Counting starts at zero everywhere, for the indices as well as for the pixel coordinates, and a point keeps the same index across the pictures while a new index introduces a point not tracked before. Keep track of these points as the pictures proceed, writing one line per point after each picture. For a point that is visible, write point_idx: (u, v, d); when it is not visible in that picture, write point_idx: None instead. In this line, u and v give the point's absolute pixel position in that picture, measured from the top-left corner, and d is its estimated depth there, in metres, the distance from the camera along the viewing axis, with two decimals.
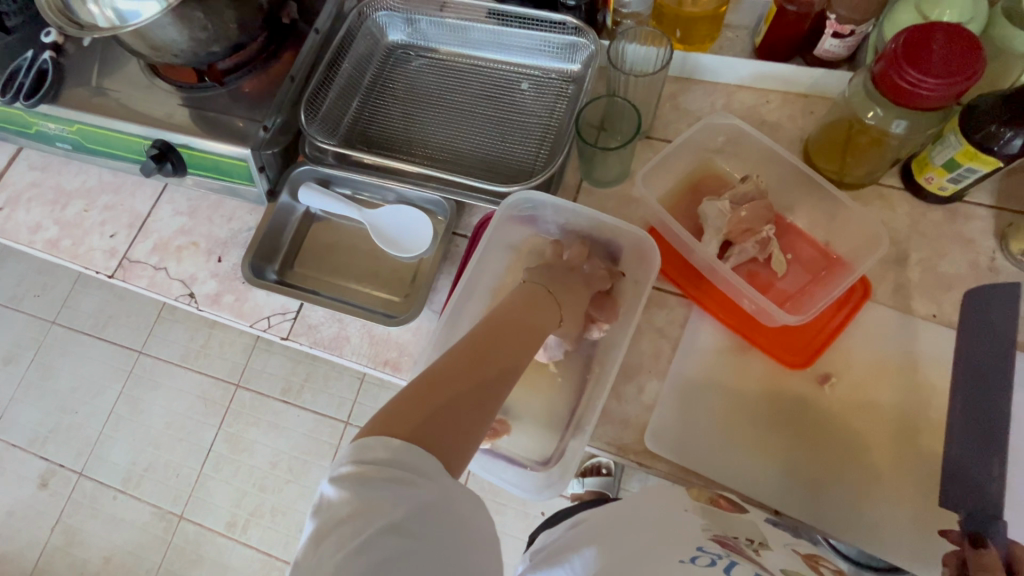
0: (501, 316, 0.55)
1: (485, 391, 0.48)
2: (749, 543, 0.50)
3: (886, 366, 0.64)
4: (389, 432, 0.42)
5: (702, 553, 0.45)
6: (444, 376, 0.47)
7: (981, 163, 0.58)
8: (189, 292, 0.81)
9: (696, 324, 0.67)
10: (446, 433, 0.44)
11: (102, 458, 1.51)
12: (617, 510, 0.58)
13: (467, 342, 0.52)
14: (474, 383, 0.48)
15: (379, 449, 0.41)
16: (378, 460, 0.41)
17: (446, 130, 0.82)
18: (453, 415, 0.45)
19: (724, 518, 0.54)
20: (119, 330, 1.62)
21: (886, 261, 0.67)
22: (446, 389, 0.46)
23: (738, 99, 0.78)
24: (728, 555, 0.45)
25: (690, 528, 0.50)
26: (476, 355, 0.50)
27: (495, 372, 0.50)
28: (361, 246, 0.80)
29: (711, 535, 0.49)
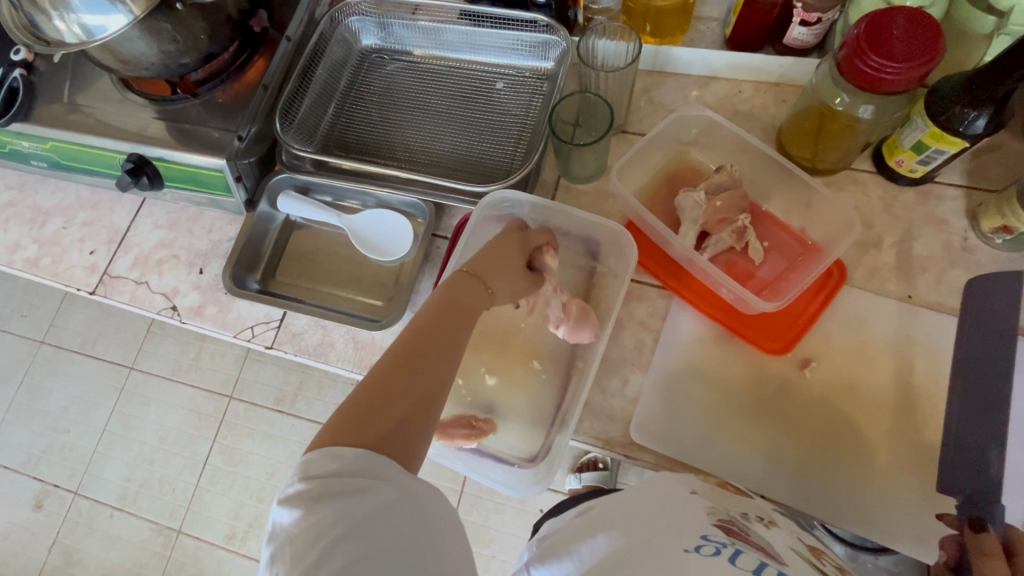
0: (439, 301, 0.54)
1: (429, 382, 0.49)
2: (756, 520, 0.52)
3: (864, 349, 0.64)
4: (338, 443, 0.43)
5: (709, 541, 0.46)
6: (386, 375, 0.48)
7: (948, 144, 0.59)
8: (171, 305, 0.81)
9: (677, 315, 0.68)
10: (394, 430, 0.46)
11: (97, 476, 1.50)
12: (620, 496, 0.58)
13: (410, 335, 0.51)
14: (421, 377, 0.49)
15: (328, 463, 0.42)
16: (324, 475, 0.42)
17: (422, 132, 0.83)
18: (402, 414, 0.47)
19: (729, 501, 0.55)
20: (109, 347, 1.61)
21: (861, 245, 0.68)
22: (393, 390, 0.47)
23: (711, 90, 0.78)
24: (733, 543, 0.45)
25: (696, 514, 0.50)
26: (418, 351, 0.50)
27: (440, 361, 0.51)
28: (343, 252, 0.80)
29: (716, 521, 0.49)
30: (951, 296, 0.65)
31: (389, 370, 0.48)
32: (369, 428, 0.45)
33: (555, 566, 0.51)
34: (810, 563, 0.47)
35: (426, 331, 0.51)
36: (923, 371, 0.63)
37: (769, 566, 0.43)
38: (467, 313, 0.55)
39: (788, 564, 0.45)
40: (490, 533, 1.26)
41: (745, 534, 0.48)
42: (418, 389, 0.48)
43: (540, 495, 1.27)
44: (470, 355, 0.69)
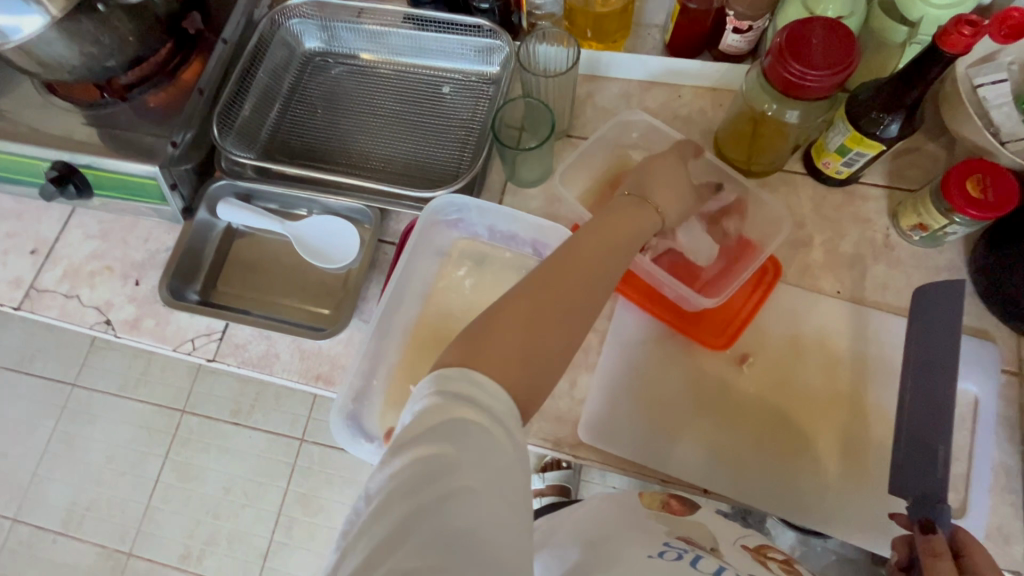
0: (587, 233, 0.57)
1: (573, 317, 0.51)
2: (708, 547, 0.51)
3: (798, 344, 0.67)
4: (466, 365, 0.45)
5: (669, 548, 0.49)
6: (537, 296, 0.49)
7: (867, 147, 0.63)
8: (105, 318, 0.77)
9: (623, 315, 0.69)
10: (540, 362, 0.47)
11: (38, 500, 1.41)
12: (580, 508, 0.60)
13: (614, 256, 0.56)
14: (561, 317, 0.49)
15: (457, 380, 0.43)
16: (459, 393, 0.43)
17: (368, 137, 0.81)
18: (534, 356, 0.47)
19: (675, 522, 0.55)
20: (48, 363, 1.52)
21: (794, 244, 0.71)
22: (543, 329, 0.48)
23: (652, 95, 0.80)
24: (692, 549, 0.49)
25: (654, 532, 0.52)
26: (570, 282, 0.52)
27: (577, 303, 0.51)
28: (287, 260, 0.78)
29: (676, 534, 0.52)
30: (875, 291, 0.69)
31: (556, 295, 0.50)
32: (520, 352, 0.46)
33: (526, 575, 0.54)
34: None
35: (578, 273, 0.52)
36: (851, 364, 0.66)
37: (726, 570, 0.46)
38: (610, 263, 0.55)
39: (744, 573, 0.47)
40: None
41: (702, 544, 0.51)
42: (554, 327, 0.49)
43: None
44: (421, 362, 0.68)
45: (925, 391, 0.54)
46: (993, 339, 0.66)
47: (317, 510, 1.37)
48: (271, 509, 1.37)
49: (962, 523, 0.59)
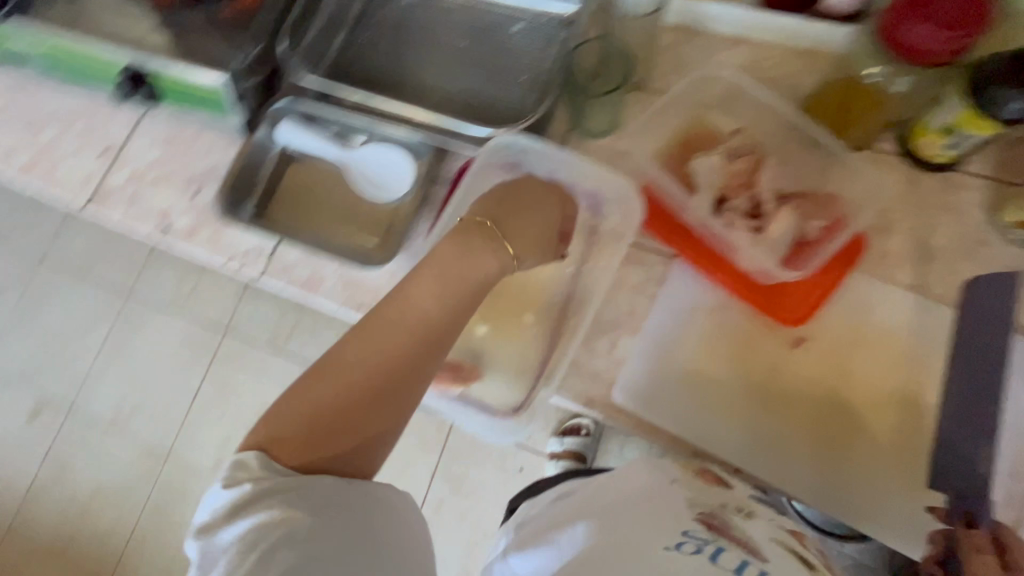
0: (418, 281, 0.52)
1: (390, 390, 0.48)
2: (735, 511, 0.52)
3: (861, 334, 0.63)
4: (270, 450, 0.46)
5: (688, 538, 0.47)
6: (357, 364, 0.48)
7: (980, 128, 0.56)
8: (165, 224, 0.79)
9: (677, 281, 0.66)
10: (364, 432, 0.48)
11: (91, 394, 1.52)
12: (600, 481, 0.58)
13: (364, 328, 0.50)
14: (305, 399, 0.47)
15: (262, 458, 0.45)
16: (292, 476, 0.45)
17: (433, 70, 0.79)
18: (308, 445, 0.46)
19: (711, 489, 0.55)
20: (107, 270, 1.61)
21: (875, 228, 0.66)
22: (310, 411, 0.46)
23: (740, 52, 0.74)
24: (715, 540, 0.47)
25: (679, 509, 0.50)
26: (383, 350, 0.49)
27: (382, 368, 0.48)
28: (341, 187, 0.78)
29: (697, 514, 0.50)
30: (957, 289, 0.63)
31: (309, 378, 0.48)
32: (353, 427, 0.47)
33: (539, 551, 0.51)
34: (794, 556, 0.47)
35: (411, 345, 0.50)
36: (920, 364, 0.61)
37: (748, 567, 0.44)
38: (413, 313, 0.51)
39: (770, 560, 0.46)
40: (468, 486, 1.27)
41: (726, 527, 0.49)
42: (378, 400, 0.48)
43: (520, 454, 1.29)
44: None
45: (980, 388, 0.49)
46: None
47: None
48: None
49: None
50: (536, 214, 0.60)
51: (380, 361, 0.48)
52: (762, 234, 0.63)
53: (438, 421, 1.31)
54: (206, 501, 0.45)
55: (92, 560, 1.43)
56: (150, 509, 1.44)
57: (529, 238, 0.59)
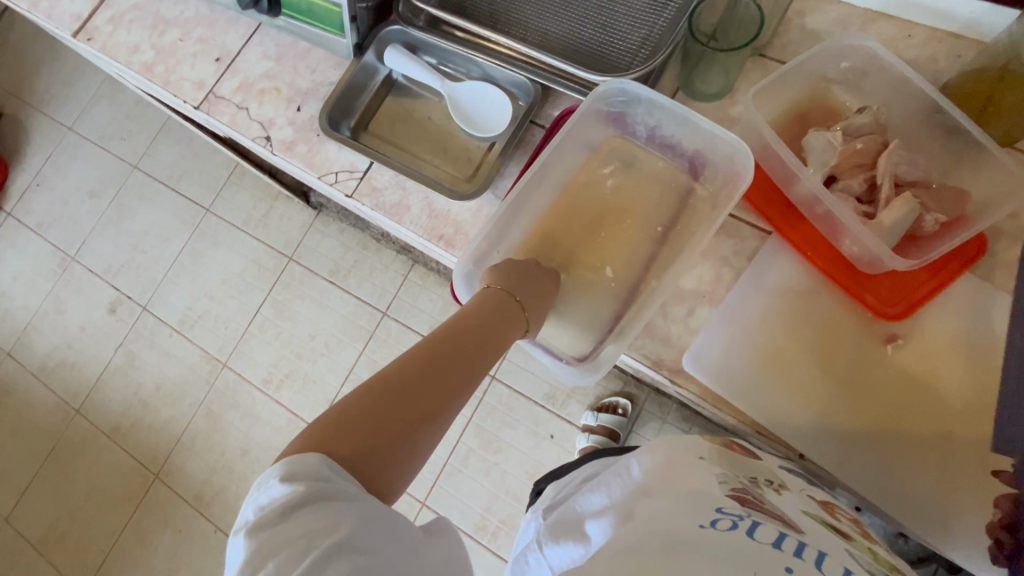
0: (465, 318, 0.53)
1: (422, 405, 0.46)
2: (766, 485, 0.51)
3: (961, 340, 0.59)
4: (323, 450, 0.41)
5: (723, 514, 0.43)
6: (397, 377, 0.46)
7: None
8: (266, 135, 0.83)
9: (768, 257, 0.64)
10: (391, 436, 0.44)
11: (164, 297, 1.64)
12: (624, 467, 0.56)
13: (423, 351, 0.49)
14: (368, 405, 0.44)
15: (301, 467, 0.40)
16: (322, 471, 0.40)
17: (545, 9, 0.77)
18: (365, 453, 0.42)
19: (739, 463, 0.54)
20: (191, 185, 1.70)
21: (999, 234, 0.60)
22: (373, 419, 0.43)
23: (876, 29, 0.69)
24: (750, 515, 0.43)
25: (711, 482, 0.48)
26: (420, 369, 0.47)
27: (406, 382, 0.46)
28: (437, 120, 0.79)
29: (730, 491, 0.47)
30: None
31: (373, 387, 0.45)
32: (381, 429, 0.44)
33: (573, 546, 0.49)
34: (827, 525, 0.46)
35: (439, 365, 0.48)
36: None
37: (787, 541, 0.41)
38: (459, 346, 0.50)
39: (806, 530, 0.43)
40: (498, 443, 1.29)
41: (759, 504, 0.46)
42: (418, 413, 0.45)
43: (554, 422, 1.29)
44: (545, 248, 0.67)
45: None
46: None
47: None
48: (344, 365, 1.49)
49: None
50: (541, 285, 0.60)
51: (412, 375, 0.46)
52: (871, 219, 0.59)
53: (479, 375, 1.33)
54: (259, 492, 0.40)
55: (147, 448, 1.55)
56: (203, 411, 1.54)
57: (540, 288, 0.60)
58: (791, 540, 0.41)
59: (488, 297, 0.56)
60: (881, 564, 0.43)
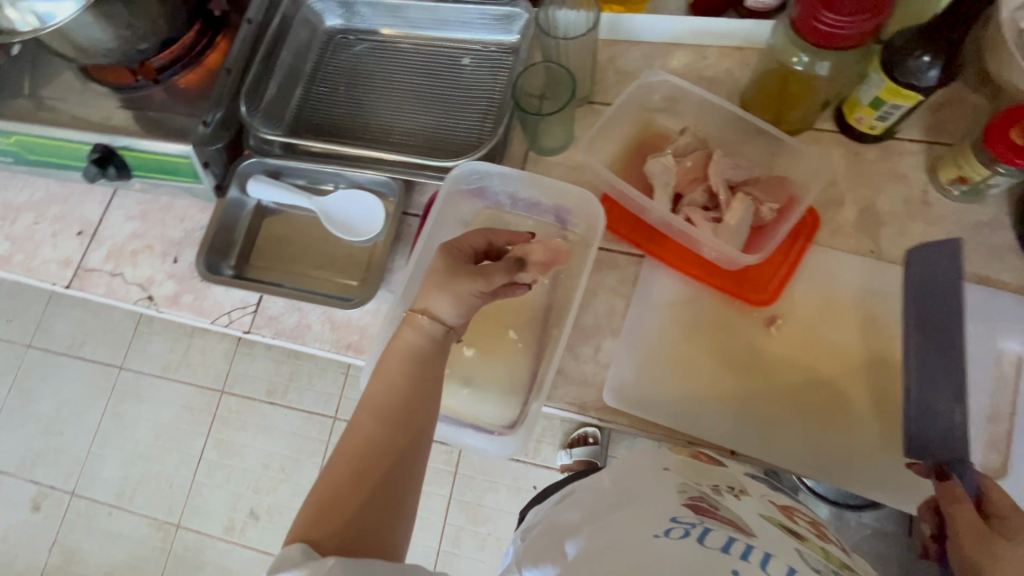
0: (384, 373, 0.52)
1: (385, 472, 0.47)
2: (726, 492, 0.50)
3: (829, 304, 0.65)
4: (305, 539, 0.43)
5: (675, 524, 0.42)
6: (351, 454, 0.47)
7: (903, 99, 0.60)
8: (147, 295, 0.81)
9: (649, 279, 0.69)
10: (367, 512, 0.45)
11: (92, 476, 1.50)
12: (596, 480, 0.55)
13: (365, 416, 0.50)
14: (333, 485, 0.46)
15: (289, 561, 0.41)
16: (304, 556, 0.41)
17: (390, 112, 0.82)
18: (343, 528, 0.44)
19: (703, 472, 0.53)
20: (97, 348, 1.60)
21: (827, 203, 0.68)
22: (342, 496, 0.45)
23: (676, 58, 0.78)
24: (701, 522, 0.42)
25: (668, 492, 0.47)
26: (372, 440, 0.48)
27: (361, 456, 0.47)
28: (315, 235, 0.80)
29: (685, 500, 0.46)
30: (912, 249, 0.66)
31: (332, 467, 0.47)
32: (354, 505, 0.45)
33: (546, 565, 0.42)
34: (782, 528, 0.44)
35: (388, 428, 0.49)
36: (885, 323, 0.64)
37: (736, 543, 0.39)
38: (389, 400, 0.50)
39: (758, 535, 0.41)
40: (484, 513, 1.26)
41: (714, 511, 0.45)
42: (386, 481, 0.47)
43: (532, 472, 1.28)
44: None
45: (932, 359, 0.53)
46: None
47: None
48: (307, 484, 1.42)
49: (1004, 484, 0.56)
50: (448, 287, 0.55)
51: (366, 448, 0.48)
52: (719, 223, 0.66)
53: (446, 450, 1.31)
54: None
55: None
56: None
57: (440, 283, 0.55)
58: (738, 543, 0.39)
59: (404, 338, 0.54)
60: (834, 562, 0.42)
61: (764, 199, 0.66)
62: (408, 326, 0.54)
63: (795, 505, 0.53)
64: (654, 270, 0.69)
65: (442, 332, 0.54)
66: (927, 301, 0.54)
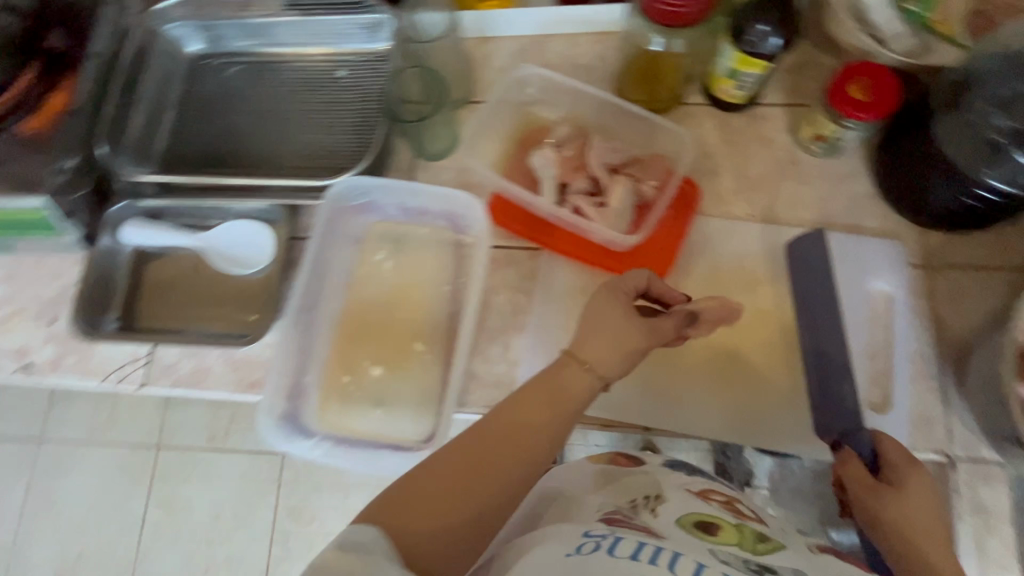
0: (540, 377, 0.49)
1: (480, 484, 0.44)
2: (646, 500, 0.50)
3: (717, 271, 0.68)
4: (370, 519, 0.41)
5: (586, 540, 0.40)
6: (452, 455, 0.45)
7: (752, 66, 0.63)
8: (25, 363, 0.74)
9: (547, 271, 0.69)
10: (434, 523, 0.41)
11: (20, 562, 1.37)
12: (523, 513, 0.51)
13: (578, 410, 0.49)
14: (417, 483, 0.43)
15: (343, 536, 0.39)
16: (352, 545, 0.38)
17: (267, 135, 0.79)
18: (399, 532, 0.40)
19: (620, 482, 0.52)
20: (6, 422, 1.45)
21: (705, 174, 0.71)
22: (411, 505, 0.42)
23: (549, 48, 0.78)
24: (613, 533, 0.41)
25: (583, 511, 0.46)
26: (487, 445, 0.45)
27: (471, 456, 0.45)
28: (204, 272, 0.76)
29: (600, 514, 0.45)
30: (786, 208, 0.69)
31: (475, 453, 0.45)
32: (423, 512, 0.42)
33: None
34: (696, 527, 0.44)
35: (494, 443, 0.46)
36: (770, 282, 0.67)
37: (647, 549, 0.39)
38: (546, 418, 0.48)
39: (669, 538, 0.42)
40: None
41: (629, 520, 0.44)
42: (478, 492, 0.43)
43: None
44: (354, 349, 0.68)
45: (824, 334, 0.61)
46: (902, 238, 0.67)
47: (310, 519, 1.33)
48: (262, 529, 1.34)
49: (887, 417, 0.60)
50: (628, 329, 0.50)
51: (475, 451, 0.45)
52: (604, 206, 0.67)
53: None
54: None
55: None
56: None
57: (592, 327, 0.50)
58: (648, 549, 0.38)
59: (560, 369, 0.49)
60: (747, 547, 0.42)
61: (642, 178, 0.68)
62: (568, 367, 0.49)
63: (718, 489, 0.54)
64: (551, 261, 0.69)
65: (597, 376, 0.50)
66: (815, 285, 0.63)
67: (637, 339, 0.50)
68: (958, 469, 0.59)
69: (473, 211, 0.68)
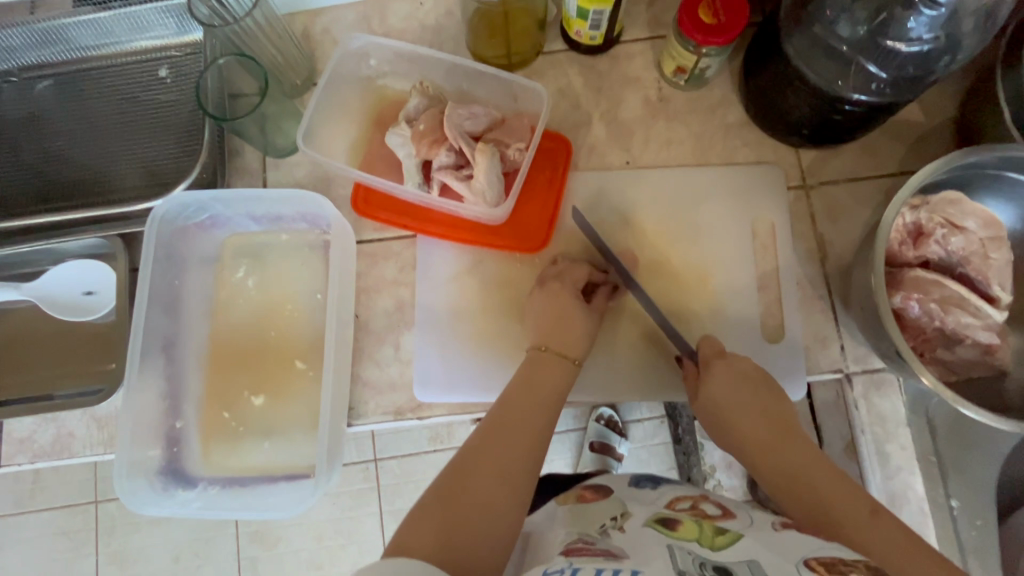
0: (518, 381, 0.52)
1: (498, 486, 0.44)
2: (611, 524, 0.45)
3: (603, 227, 0.64)
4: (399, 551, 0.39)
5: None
6: (468, 467, 0.45)
7: (600, 3, 0.58)
8: None
9: (427, 258, 0.64)
10: (470, 533, 0.41)
11: None
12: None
13: (557, 401, 0.52)
14: (437, 504, 0.42)
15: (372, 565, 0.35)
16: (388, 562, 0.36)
17: (84, 157, 0.69)
18: (437, 536, 0.40)
19: (581, 518, 0.47)
20: None
21: (575, 127, 0.67)
22: (440, 520, 0.41)
23: (391, 11, 0.70)
24: (571, 564, 0.37)
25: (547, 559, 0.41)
26: (492, 450, 0.46)
27: (482, 465, 0.45)
28: (44, 327, 0.66)
29: (565, 548, 0.41)
30: (662, 149, 0.66)
31: (481, 450, 0.46)
32: (456, 528, 0.41)
33: None
34: (658, 530, 0.41)
35: (499, 446, 0.47)
36: (658, 227, 0.64)
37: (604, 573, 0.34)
38: (536, 415, 0.50)
39: (631, 552, 0.38)
40: None
41: (592, 545, 0.40)
42: (498, 492, 0.44)
43: None
44: (228, 381, 0.61)
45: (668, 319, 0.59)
46: (778, 161, 0.65)
47: (276, 542, 1.08)
48: None
49: (781, 346, 0.60)
50: (574, 319, 0.56)
51: (480, 458, 0.45)
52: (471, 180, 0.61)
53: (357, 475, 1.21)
54: None
55: None
56: None
57: (556, 321, 0.56)
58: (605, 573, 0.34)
59: (537, 364, 0.54)
60: (712, 544, 0.38)
61: (506, 141, 0.62)
62: (537, 362, 0.54)
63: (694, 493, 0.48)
64: (430, 246, 0.65)
65: (568, 361, 0.54)
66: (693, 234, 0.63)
67: (585, 328, 0.56)
68: (853, 384, 0.60)
69: (329, 210, 0.61)
